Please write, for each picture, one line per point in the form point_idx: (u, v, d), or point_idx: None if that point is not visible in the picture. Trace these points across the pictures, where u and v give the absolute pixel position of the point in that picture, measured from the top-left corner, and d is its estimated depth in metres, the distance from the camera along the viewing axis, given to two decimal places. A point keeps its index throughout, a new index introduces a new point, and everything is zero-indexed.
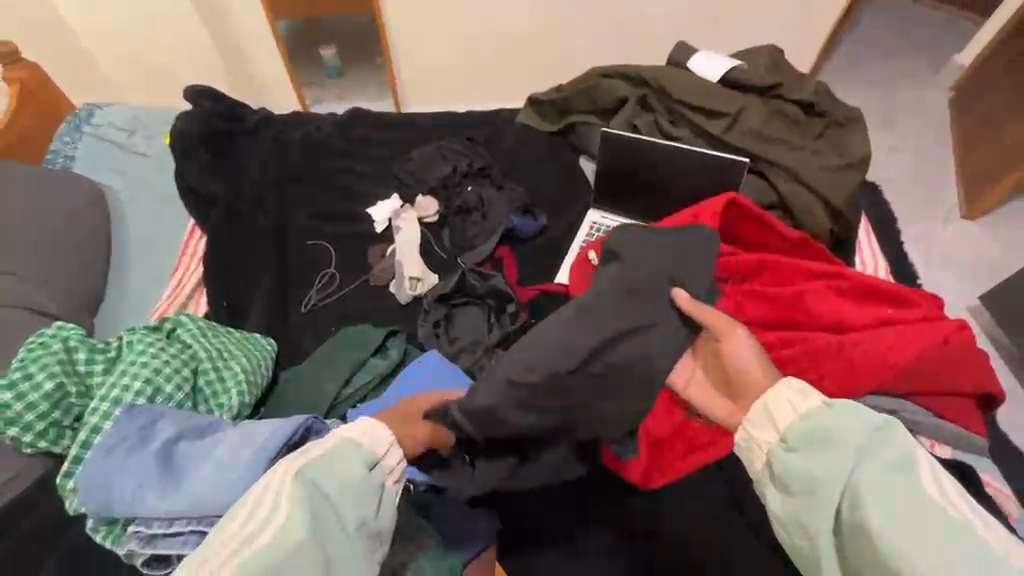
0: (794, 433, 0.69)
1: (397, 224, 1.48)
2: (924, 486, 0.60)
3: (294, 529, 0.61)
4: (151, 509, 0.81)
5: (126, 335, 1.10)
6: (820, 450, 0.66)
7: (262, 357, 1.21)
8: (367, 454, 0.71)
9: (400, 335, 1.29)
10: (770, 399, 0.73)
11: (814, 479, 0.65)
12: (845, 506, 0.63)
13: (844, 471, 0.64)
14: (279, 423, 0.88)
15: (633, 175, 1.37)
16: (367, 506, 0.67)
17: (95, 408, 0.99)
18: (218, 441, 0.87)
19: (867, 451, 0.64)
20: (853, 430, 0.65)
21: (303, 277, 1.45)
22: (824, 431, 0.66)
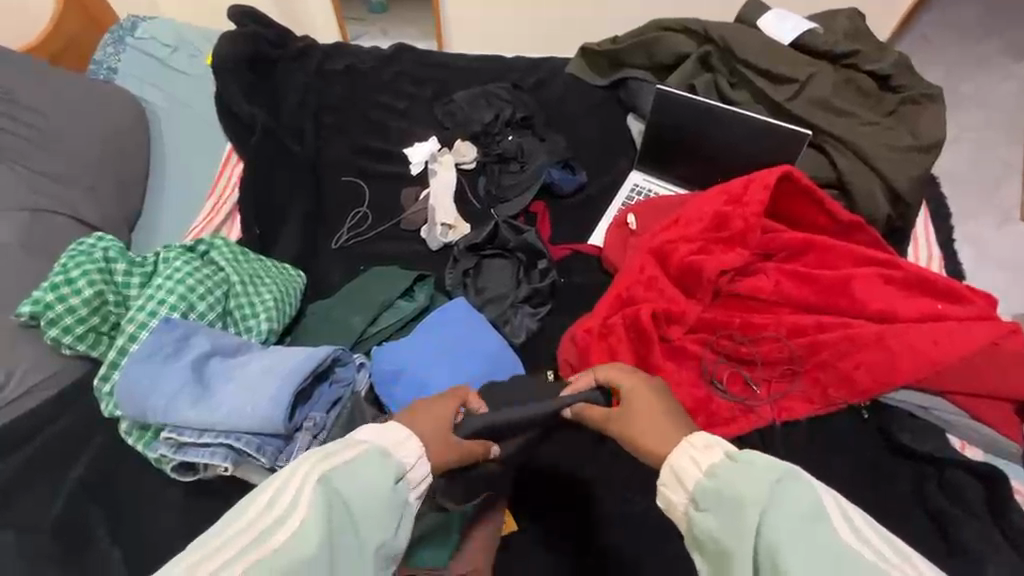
0: (702, 492, 0.69)
1: (433, 167, 1.45)
2: (832, 532, 0.59)
3: (314, 530, 0.61)
4: (183, 418, 0.83)
5: (162, 252, 1.12)
6: (724, 509, 0.66)
7: (293, 289, 1.22)
8: (396, 467, 0.72)
9: (428, 280, 1.28)
10: (673, 464, 0.74)
11: (729, 539, 0.64)
12: (761, 562, 0.61)
13: (750, 528, 0.63)
14: (308, 352, 0.89)
15: (683, 138, 1.31)
16: (389, 522, 0.68)
17: (133, 319, 1.02)
18: (252, 360, 0.89)
19: (777, 503, 0.62)
20: (753, 485, 0.65)
21: (336, 212, 1.45)
22: (727, 486, 0.66)
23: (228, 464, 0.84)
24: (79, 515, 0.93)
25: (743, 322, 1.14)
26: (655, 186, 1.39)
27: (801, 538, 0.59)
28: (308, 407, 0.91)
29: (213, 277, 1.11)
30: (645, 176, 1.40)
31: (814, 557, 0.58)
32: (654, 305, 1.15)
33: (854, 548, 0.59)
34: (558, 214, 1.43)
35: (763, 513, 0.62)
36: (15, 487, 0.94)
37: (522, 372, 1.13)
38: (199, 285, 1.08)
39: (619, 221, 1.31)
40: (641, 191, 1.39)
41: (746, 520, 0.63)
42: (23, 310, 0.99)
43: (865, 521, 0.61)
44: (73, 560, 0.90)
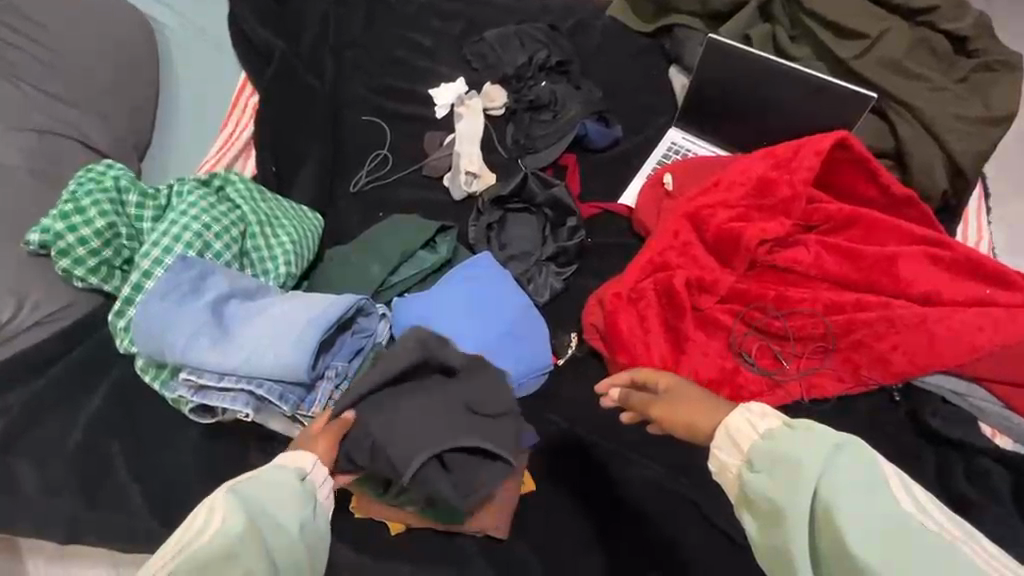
0: (758, 454, 0.72)
1: (459, 110, 1.37)
2: (891, 498, 0.63)
3: (230, 527, 0.63)
4: (203, 361, 0.80)
5: (175, 185, 1.06)
6: (781, 471, 0.69)
7: (311, 232, 1.17)
8: (297, 467, 0.73)
9: (450, 232, 1.22)
10: (727, 429, 0.77)
11: (782, 500, 0.67)
12: (817, 521, 0.65)
13: (807, 489, 0.66)
14: (331, 300, 0.86)
15: (732, 95, 1.22)
16: (304, 509, 0.70)
17: (147, 254, 0.98)
18: (272, 305, 0.86)
19: (835, 468, 0.65)
20: (812, 451, 0.67)
21: (356, 155, 1.38)
22: (784, 449, 0.69)
23: (249, 409, 0.82)
24: (97, 449, 0.92)
25: (779, 295, 1.09)
26: (695, 146, 1.31)
27: (859, 499, 0.63)
28: (330, 355, 0.88)
29: (229, 216, 1.07)
30: (685, 134, 1.32)
31: (871, 517, 0.62)
32: (687, 272, 1.11)
33: (911, 513, 0.62)
34: (588, 169, 1.35)
35: (821, 477, 0.65)
36: (31, 416, 0.92)
37: (547, 333, 1.09)
38: (216, 222, 1.04)
39: (654, 180, 1.25)
40: (678, 151, 1.31)
41: (801, 482, 0.66)
42: (32, 238, 0.95)
43: (926, 493, 0.64)
44: (93, 493, 0.89)
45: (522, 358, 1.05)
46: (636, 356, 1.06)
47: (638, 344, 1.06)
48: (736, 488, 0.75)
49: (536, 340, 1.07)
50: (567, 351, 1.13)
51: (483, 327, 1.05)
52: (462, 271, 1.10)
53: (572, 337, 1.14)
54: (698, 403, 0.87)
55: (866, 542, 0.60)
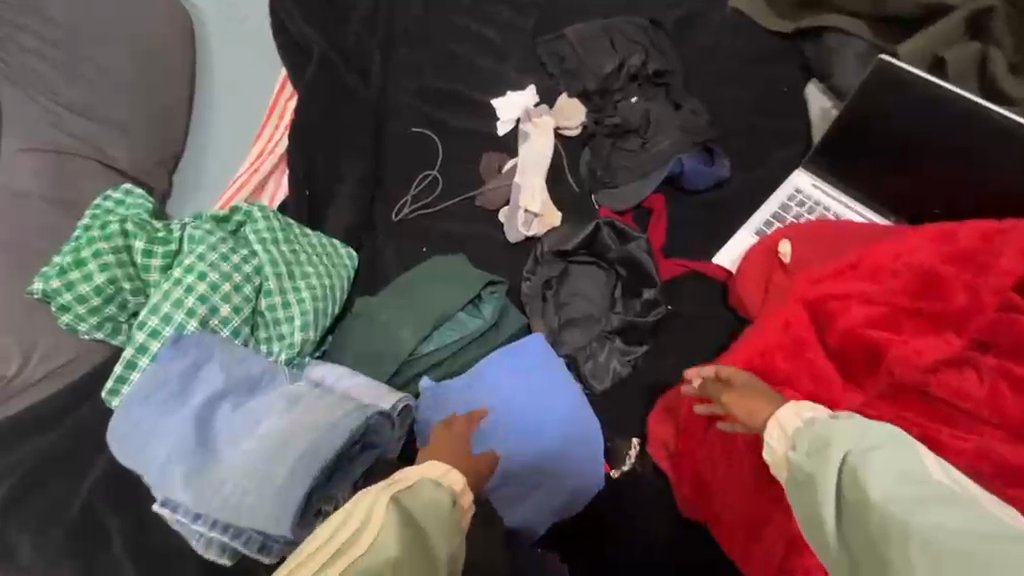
0: (801, 438, 0.65)
1: (525, 128, 1.12)
2: (925, 463, 0.58)
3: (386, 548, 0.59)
4: (177, 495, 0.70)
5: (189, 227, 0.93)
6: (822, 447, 0.62)
7: (338, 281, 1.02)
8: (449, 486, 0.67)
9: (500, 288, 1.03)
10: (785, 421, 0.68)
11: (820, 474, 0.61)
12: (846, 491, 0.59)
13: (839, 457, 0.60)
14: (330, 432, 0.74)
15: (898, 142, 0.91)
16: (449, 535, 0.64)
17: (146, 318, 0.85)
18: (262, 423, 0.74)
19: (872, 439, 0.60)
20: (847, 426, 0.62)
21: (401, 173, 1.18)
22: (829, 430, 0.62)
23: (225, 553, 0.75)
24: (94, 531, 0.84)
25: (924, 435, 0.79)
26: (829, 198, 1.00)
27: (889, 466, 0.57)
28: (328, 482, 0.75)
29: (243, 268, 0.93)
30: (817, 181, 1.01)
31: (908, 484, 0.56)
32: (801, 389, 0.82)
33: (951, 484, 0.57)
34: (681, 215, 1.08)
35: (859, 454, 0.59)
36: (33, 484, 0.85)
37: (595, 447, 0.90)
38: (226, 280, 0.90)
39: (766, 245, 0.96)
40: (805, 202, 1.01)
41: (836, 453, 0.60)
42: (34, 288, 0.86)
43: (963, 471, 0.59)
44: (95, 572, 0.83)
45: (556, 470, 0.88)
46: (711, 486, 0.85)
47: (712, 470, 0.84)
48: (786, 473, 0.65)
49: (578, 444, 0.89)
50: (625, 459, 0.93)
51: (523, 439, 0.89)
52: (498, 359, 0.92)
53: (633, 444, 0.94)
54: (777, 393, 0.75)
55: (895, 500, 0.55)
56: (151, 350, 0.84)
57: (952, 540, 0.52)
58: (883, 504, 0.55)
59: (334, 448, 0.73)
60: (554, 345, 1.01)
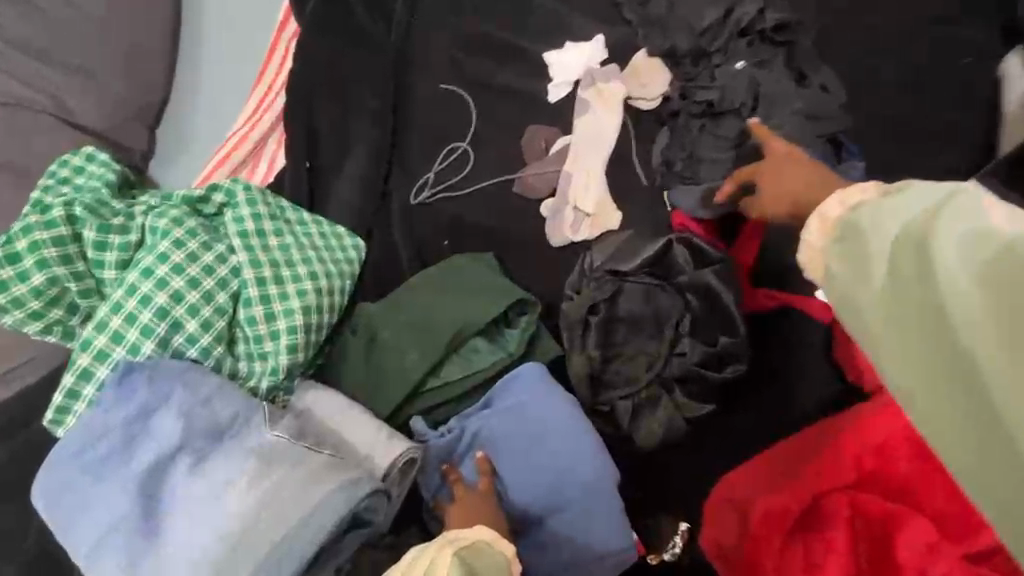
0: (843, 227, 0.51)
1: (584, 96, 0.88)
2: (986, 216, 0.42)
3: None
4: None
5: (153, 213, 0.76)
6: (866, 237, 0.48)
7: (338, 286, 0.82)
8: (503, 549, 0.58)
9: (534, 308, 0.82)
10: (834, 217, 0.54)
11: (860, 263, 0.48)
12: (896, 263, 0.45)
13: (889, 231, 0.47)
14: (302, 519, 0.58)
15: None
16: None
17: (91, 333, 0.70)
18: (216, 503, 0.59)
19: (917, 206, 0.47)
20: (914, 199, 0.48)
21: (425, 144, 0.95)
22: (879, 214, 0.49)
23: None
24: None
25: None
26: None
27: (950, 223, 0.43)
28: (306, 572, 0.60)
29: (216, 269, 0.75)
30: None
31: (981, 242, 0.42)
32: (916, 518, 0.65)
33: None
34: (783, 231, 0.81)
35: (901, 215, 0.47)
36: None
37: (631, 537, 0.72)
38: (193, 287, 0.73)
39: None
40: None
41: (870, 235, 0.48)
42: None
43: None
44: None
45: (578, 552, 0.71)
46: None
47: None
48: (818, 268, 0.54)
49: (609, 519, 0.71)
50: (669, 547, 0.74)
51: (543, 502, 0.73)
52: (509, 387, 0.77)
53: (681, 531, 0.74)
54: (811, 176, 0.70)
55: (960, 263, 0.42)
56: (97, 377, 0.70)
57: (983, 279, 0.41)
58: (940, 274, 0.42)
59: (306, 545, 0.57)
60: (595, 391, 0.80)
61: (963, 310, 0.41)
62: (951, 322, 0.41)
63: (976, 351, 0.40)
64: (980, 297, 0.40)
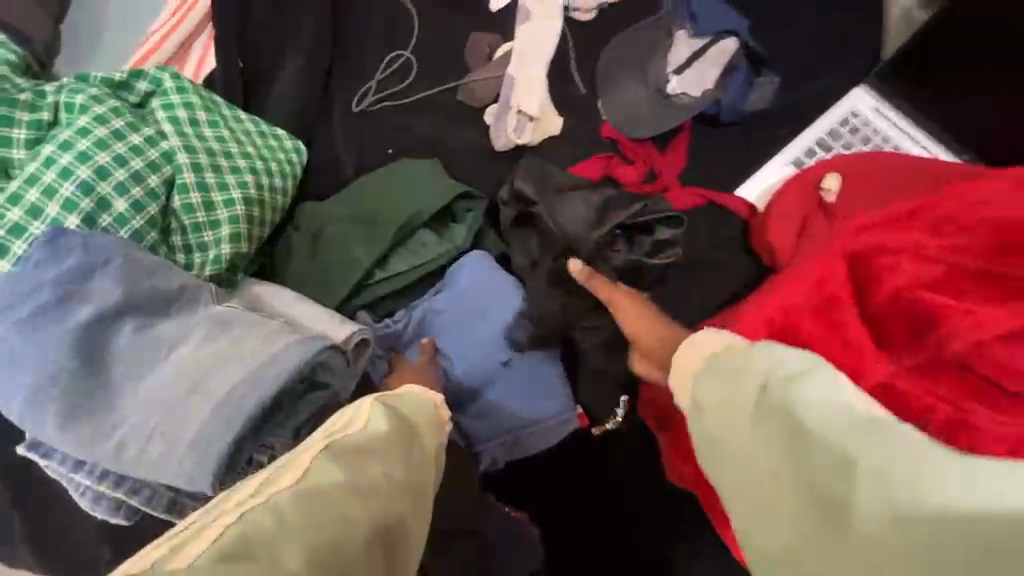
0: (716, 370, 0.50)
1: (524, 5, 0.90)
2: (836, 382, 0.44)
3: (381, 457, 0.49)
4: (50, 431, 0.54)
5: (69, 90, 0.71)
6: (742, 386, 0.47)
7: (279, 181, 0.80)
8: (431, 396, 0.58)
9: (477, 205, 0.84)
10: (693, 342, 0.55)
11: (732, 420, 0.47)
12: (768, 425, 0.45)
13: (757, 388, 0.46)
14: (258, 363, 0.56)
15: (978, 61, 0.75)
16: (437, 434, 0.56)
17: (3, 206, 0.64)
18: (168, 354, 0.56)
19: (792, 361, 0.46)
20: (781, 357, 0.47)
21: (367, 54, 0.94)
22: (749, 367, 0.48)
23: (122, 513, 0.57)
24: None
25: None
26: (887, 125, 0.83)
27: (817, 399, 0.43)
28: (263, 429, 0.58)
29: (144, 151, 0.70)
30: (879, 105, 0.84)
31: (840, 414, 0.42)
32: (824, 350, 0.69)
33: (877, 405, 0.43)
34: (708, 144, 0.89)
35: (760, 382, 0.47)
36: None
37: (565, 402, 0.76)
38: (119, 164, 0.68)
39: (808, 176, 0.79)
40: (857, 129, 0.85)
41: (745, 378, 0.47)
42: None
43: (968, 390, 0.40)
44: None
45: (540, 421, 0.75)
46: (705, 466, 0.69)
47: None
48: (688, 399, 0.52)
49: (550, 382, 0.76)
50: (610, 420, 0.79)
51: (496, 378, 0.76)
52: (457, 275, 0.80)
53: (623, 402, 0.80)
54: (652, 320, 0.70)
55: (827, 437, 0.41)
56: (12, 253, 0.64)
57: (852, 468, 0.40)
58: (811, 451, 0.42)
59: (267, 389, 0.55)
60: None
61: (842, 496, 0.40)
62: (825, 501, 0.41)
63: (846, 538, 0.39)
64: (847, 483, 0.40)
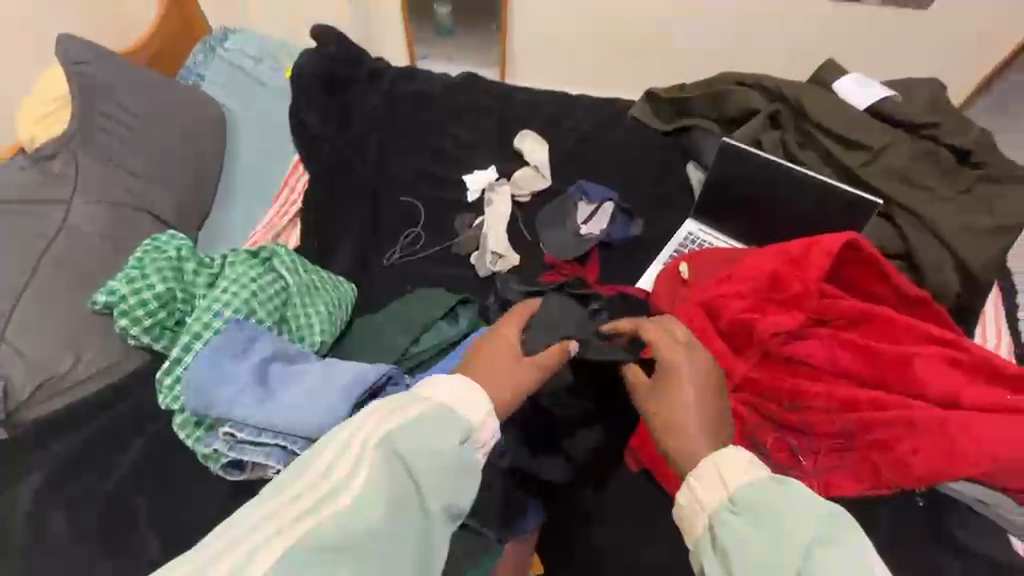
0: (739, 494, 0.65)
1: (490, 196, 1.49)
2: (823, 526, 0.61)
3: (373, 507, 0.58)
4: (245, 417, 0.89)
5: (228, 255, 1.16)
6: (759, 522, 0.62)
7: (344, 300, 1.24)
8: (463, 423, 0.66)
9: (470, 305, 1.29)
10: (691, 487, 0.69)
11: (746, 539, 0.62)
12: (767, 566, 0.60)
13: (766, 534, 0.61)
14: (361, 370, 0.93)
15: (740, 200, 1.34)
16: (451, 471, 0.64)
17: (198, 315, 1.06)
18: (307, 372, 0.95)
19: (781, 500, 0.63)
20: (775, 505, 0.63)
21: (392, 231, 1.48)
22: (763, 506, 0.63)
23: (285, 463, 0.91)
24: (126, 506, 0.98)
25: (795, 389, 1.10)
26: (710, 238, 1.41)
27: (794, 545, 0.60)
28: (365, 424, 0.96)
29: (273, 285, 1.14)
30: (702, 225, 1.42)
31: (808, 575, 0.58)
32: None
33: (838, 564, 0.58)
34: (611, 261, 1.43)
35: (746, 526, 0.63)
36: (84, 464, 1.01)
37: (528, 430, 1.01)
38: (261, 290, 1.11)
39: (670, 268, 1.31)
40: (694, 241, 1.41)
41: (749, 510, 0.63)
42: (98, 299, 1.05)
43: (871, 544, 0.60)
44: (134, 548, 0.95)
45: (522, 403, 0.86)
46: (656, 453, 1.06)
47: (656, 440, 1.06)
48: (694, 505, 0.68)
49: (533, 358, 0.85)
50: None
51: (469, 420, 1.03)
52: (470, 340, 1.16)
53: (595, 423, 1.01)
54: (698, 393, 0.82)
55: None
56: (204, 337, 1.05)
57: None
58: None
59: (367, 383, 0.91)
60: None
61: None
62: None
63: None
64: None
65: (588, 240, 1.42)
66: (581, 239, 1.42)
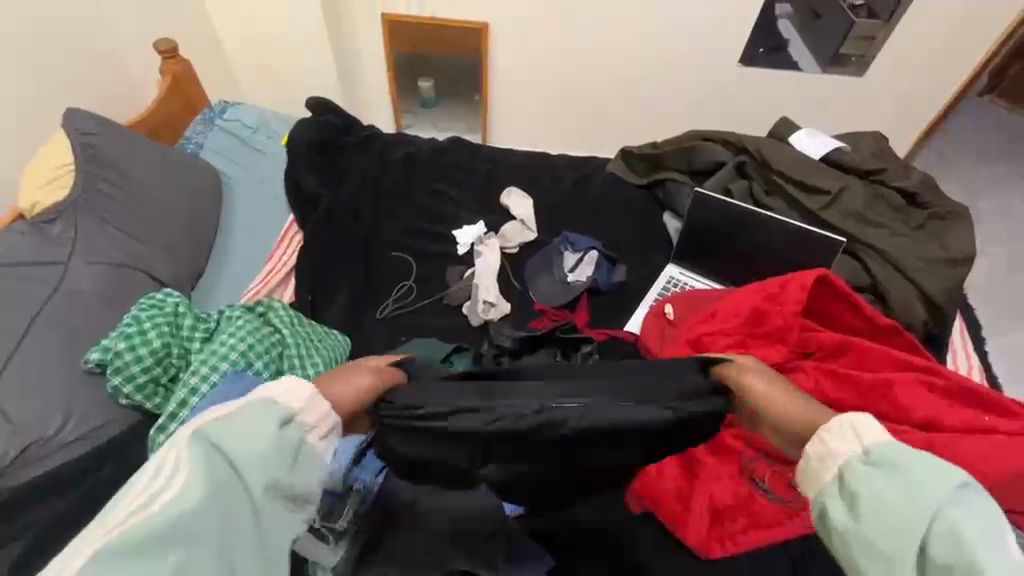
0: (884, 452, 0.56)
1: (479, 249, 1.55)
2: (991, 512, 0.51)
3: (183, 510, 0.50)
4: None
5: (226, 311, 1.19)
6: (909, 481, 0.53)
7: (338, 351, 1.26)
8: (286, 407, 0.60)
9: (465, 353, 1.29)
10: (819, 440, 0.61)
11: (887, 504, 0.53)
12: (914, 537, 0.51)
13: (919, 504, 0.52)
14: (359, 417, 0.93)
15: (713, 243, 1.44)
16: (280, 461, 0.57)
17: (195, 369, 1.06)
18: None
19: (935, 477, 0.53)
20: (937, 477, 0.53)
21: (385, 285, 1.52)
22: (921, 473, 0.53)
23: None
24: None
25: None
26: (691, 280, 1.49)
27: (942, 519, 0.51)
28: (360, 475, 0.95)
29: (270, 338, 1.16)
30: (682, 269, 1.50)
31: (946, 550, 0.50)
32: None
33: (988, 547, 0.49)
34: (598, 306, 1.48)
35: (886, 480, 0.54)
36: (66, 533, 0.96)
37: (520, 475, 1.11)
38: (257, 343, 1.12)
39: (657, 310, 1.36)
40: (676, 284, 1.48)
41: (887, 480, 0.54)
42: (90, 357, 1.04)
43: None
44: None
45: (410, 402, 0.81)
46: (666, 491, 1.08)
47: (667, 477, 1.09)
48: (816, 455, 0.61)
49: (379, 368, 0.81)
50: None
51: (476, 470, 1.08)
52: None
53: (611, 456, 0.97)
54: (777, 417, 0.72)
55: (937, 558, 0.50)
56: (200, 392, 1.04)
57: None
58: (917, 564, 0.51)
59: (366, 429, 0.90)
60: None
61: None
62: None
63: None
64: None
65: (576, 287, 1.48)
66: (569, 286, 1.48)
